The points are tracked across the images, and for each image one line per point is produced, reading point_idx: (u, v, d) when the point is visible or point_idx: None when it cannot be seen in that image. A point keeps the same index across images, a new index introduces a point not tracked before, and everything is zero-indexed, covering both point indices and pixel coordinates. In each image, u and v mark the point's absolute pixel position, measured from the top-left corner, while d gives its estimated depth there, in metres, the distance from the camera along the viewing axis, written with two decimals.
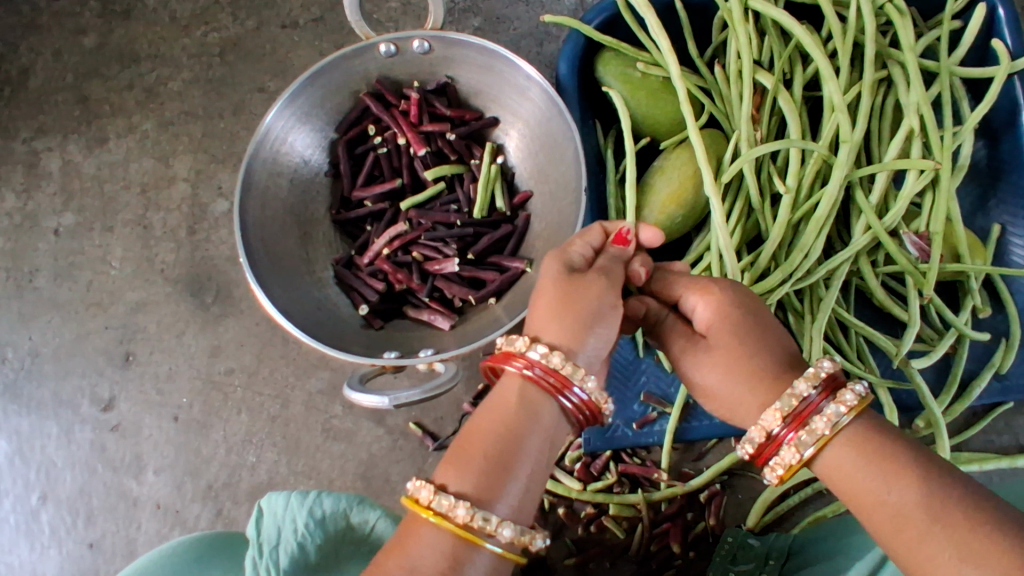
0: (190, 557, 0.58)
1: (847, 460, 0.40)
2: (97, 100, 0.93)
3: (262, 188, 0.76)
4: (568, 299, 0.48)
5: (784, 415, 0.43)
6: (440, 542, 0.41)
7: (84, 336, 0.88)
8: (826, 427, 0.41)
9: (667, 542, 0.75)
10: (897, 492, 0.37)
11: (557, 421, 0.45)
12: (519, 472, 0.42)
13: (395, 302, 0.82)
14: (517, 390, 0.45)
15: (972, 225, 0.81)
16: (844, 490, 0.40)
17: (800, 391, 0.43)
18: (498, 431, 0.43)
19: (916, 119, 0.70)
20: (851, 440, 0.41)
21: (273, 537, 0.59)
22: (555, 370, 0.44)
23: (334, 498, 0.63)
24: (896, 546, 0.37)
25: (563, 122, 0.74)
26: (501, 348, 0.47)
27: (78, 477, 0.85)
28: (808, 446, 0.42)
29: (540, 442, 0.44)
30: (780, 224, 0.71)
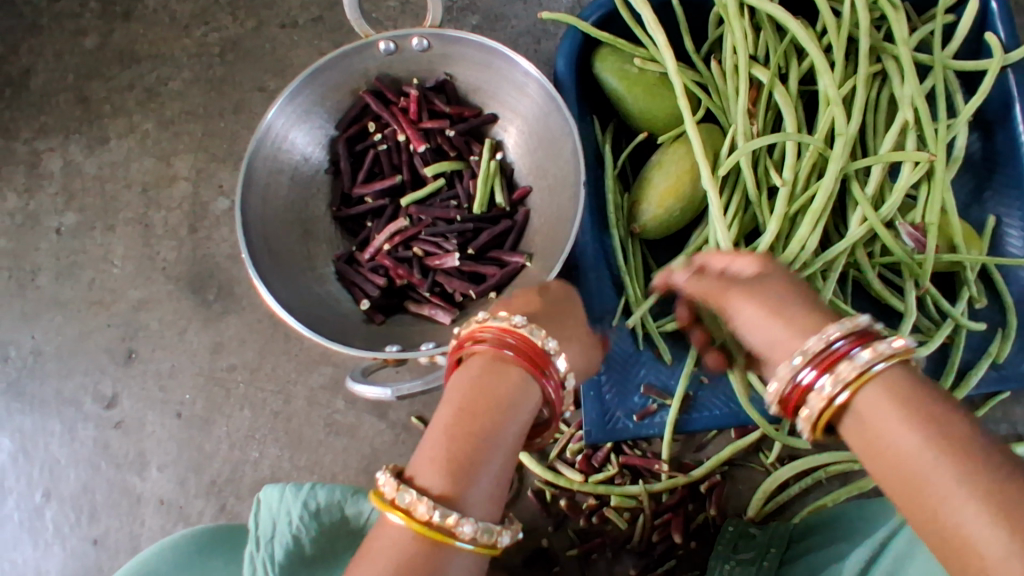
0: (196, 544, 0.59)
1: (875, 399, 0.41)
2: (98, 100, 0.94)
3: (263, 184, 0.77)
4: (562, 316, 0.54)
5: (817, 355, 0.43)
6: (396, 537, 0.42)
7: (87, 334, 0.88)
8: (855, 374, 0.42)
9: (669, 532, 0.75)
10: (914, 431, 0.37)
11: (525, 404, 0.46)
12: (480, 465, 0.43)
13: (396, 297, 0.82)
14: (494, 371, 0.46)
15: (967, 216, 0.81)
16: (866, 433, 0.40)
17: (832, 335, 0.43)
18: (463, 420, 0.43)
19: (910, 112, 0.71)
20: (884, 382, 0.41)
21: (268, 531, 0.60)
22: (534, 342, 0.47)
23: (329, 489, 0.62)
24: (905, 489, 0.37)
25: (562, 118, 0.75)
26: (481, 322, 0.48)
27: (81, 474, 0.85)
28: (838, 389, 0.42)
29: (503, 432, 0.44)
30: (777, 217, 0.72)
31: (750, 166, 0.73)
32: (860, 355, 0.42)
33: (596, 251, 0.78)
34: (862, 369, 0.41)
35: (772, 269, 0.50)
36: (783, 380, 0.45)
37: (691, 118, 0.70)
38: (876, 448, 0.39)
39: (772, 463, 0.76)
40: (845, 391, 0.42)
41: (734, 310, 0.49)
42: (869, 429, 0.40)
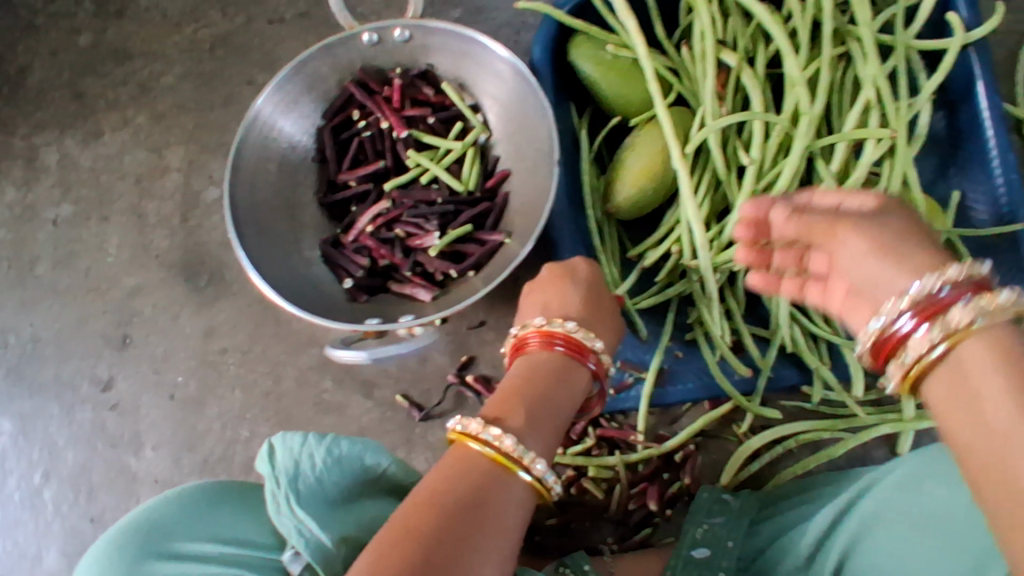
0: (202, 499, 0.62)
1: (982, 359, 0.36)
2: (93, 96, 0.97)
3: (252, 170, 0.81)
4: (597, 304, 0.59)
5: (912, 302, 0.39)
6: (477, 467, 0.47)
7: (83, 321, 0.91)
8: (959, 324, 0.37)
9: (645, 501, 0.77)
10: (1004, 406, 0.34)
11: (576, 386, 0.54)
12: (541, 427, 0.50)
13: (380, 278, 0.84)
14: (550, 358, 0.54)
15: (934, 192, 0.84)
16: (963, 398, 0.36)
17: (931, 282, 0.38)
18: (533, 394, 0.51)
19: (873, 91, 0.74)
20: (989, 341, 0.36)
21: (292, 470, 0.58)
22: (575, 339, 0.54)
23: (351, 442, 0.62)
24: (982, 472, 0.34)
25: (537, 101, 0.78)
26: (534, 327, 0.55)
27: (79, 454, 0.87)
28: (935, 344, 0.38)
29: (560, 404, 0.52)
30: (745, 193, 0.75)
31: (719, 146, 0.76)
32: (967, 302, 0.37)
33: (571, 230, 0.80)
34: (966, 321, 0.37)
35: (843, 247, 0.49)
36: (882, 329, 0.40)
37: (661, 101, 0.73)
38: (967, 395, 0.36)
39: (744, 433, 0.79)
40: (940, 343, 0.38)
41: (841, 246, 0.42)
42: (960, 397, 0.36)
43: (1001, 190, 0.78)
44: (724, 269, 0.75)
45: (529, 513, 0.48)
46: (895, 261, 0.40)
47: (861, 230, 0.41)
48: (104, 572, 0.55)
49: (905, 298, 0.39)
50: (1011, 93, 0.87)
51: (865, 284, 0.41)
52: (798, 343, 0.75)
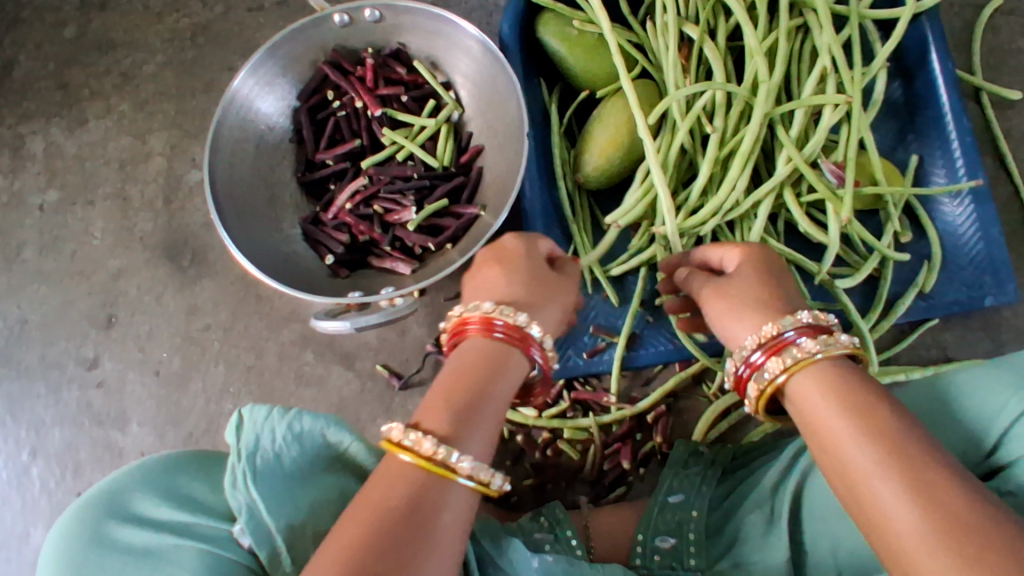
0: (170, 465, 0.64)
1: (816, 392, 0.49)
2: (77, 85, 0.99)
3: (230, 151, 0.83)
4: (541, 284, 0.56)
5: (764, 341, 0.52)
6: (405, 477, 0.46)
7: (70, 303, 0.93)
8: (794, 359, 0.50)
9: (619, 460, 0.80)
10: (855, 439, 0.45)
11: (518, 372, 0.52)
12: (477, 422, 0.49)
13: (360, 253, 0.87)
14: (485, 346, 0.52)
15: (893, 158, 0.86)
16: (823, 438, 0.47)
17: (780, 327, 0.51)
18: (467, 388, 0.50)
19: (828, 59, 0.77)
20: (820, 377, 0.49)
21: (251, 444, 0.59)
22: (518, 327, 0.52)
23: (316, 420, 0.62)
24: (852, 494, 0.45)
25: (506, 77, 0.81)
26: (471, 315, 0.53)
27: (66, 432, 0.89)
28: (779, 374, 0.51)
29: (499, 395, 0.51)
30: (708, 161, 0.77)
31: (683, 116, 0.78)
32: (800, 344, 0.51)
33: (543, 203, 0.83)
34: (799, 358, 0.50)
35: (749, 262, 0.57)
36: (746, 357, 0.53)
37: (626, 74, 0.75)
38: (832, 438, 0.46)
39: (714, 393, 0.81)
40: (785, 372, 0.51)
41: (711, 293, 0.57)
42: (815, 432, 0.48)
43: (957, 153, 0.81)
44: (690, 236, 0.79)
45: (467, 513, 0.47)
46: (755, 304, 0.54)
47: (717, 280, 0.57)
48: (67, 533, 0.57)
49: (751, 339, 0.53)
50: (966, 64, 0.90)
51: (725, 322, 0.56)
52: None
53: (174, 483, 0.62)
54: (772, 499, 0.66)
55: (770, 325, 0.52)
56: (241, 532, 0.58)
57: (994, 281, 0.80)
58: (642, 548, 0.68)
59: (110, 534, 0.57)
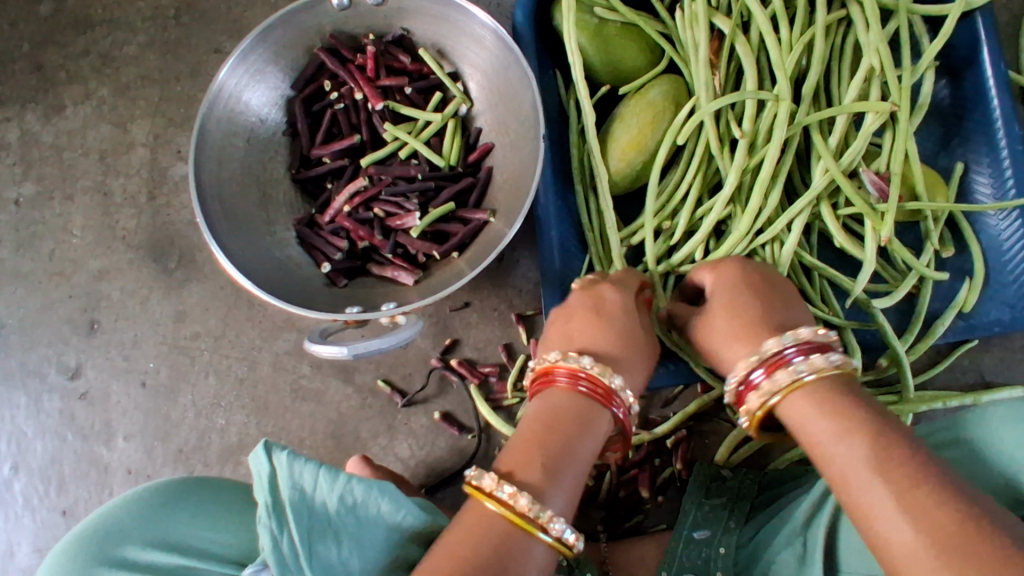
0: (170, 494, 0.58)
1: (806, 407, 0.48)
2: (53, 68, 0.92)
3: (218, 147, 0.76)
4: (622, 338, 0.56)
5: (761, 361, 0.51)
6: (495, 530, 0.46)
7: (49, 306, 0.87)
8: (788, 380, 0.49)
9: (635, 488, 0.76)
10: (845, 449, 0.45)
11: (604, 427, 0.52)
12: (566, 474, 0.49)
13: (359, 259, 0.80)
14: (570, 399, 0.52)
15: (936, 164, 0.80)
16: (815, 450, 0.47)
17: (779, 344, 0.50)
18: (557, 436, 0.50)
19: (875, 58, 0.70)
20: (809, 392, 0.49)
21: (297, 507, 0.52)
22: (603, 382, 0.52)
23: (366, 483, 0.53)
24: (844, 503, 0.45)
25: (520, 69, 0.74)
26: (549, 363, 0.54)
27: (49, 446, 0.84)
28: (774, 394, 0.50)
29: (589, 449, 0.51)
30: (737, 170, 0.71)
31: (711, 123, 0.71)
32: (797, 362, 0.49)
33: (558, 209, 0.77)
34: (792, 379, 0.49)
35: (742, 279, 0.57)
36: (739, 380, 0.52)
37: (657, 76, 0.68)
38: (823, 452, 0.46)
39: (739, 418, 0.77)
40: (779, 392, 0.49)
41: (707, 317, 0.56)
42: (810, 446, 0.48)
43: (1006, 162, 0.75)
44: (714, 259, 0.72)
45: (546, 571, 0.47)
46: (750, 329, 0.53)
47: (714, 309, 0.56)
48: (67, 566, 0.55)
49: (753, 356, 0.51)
50: (1015, 60, 0.83)
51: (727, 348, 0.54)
52: None
53: (174, 521, 0.57)
54: (803, 532, 0.60)
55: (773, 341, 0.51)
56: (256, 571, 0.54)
57: None
58: None
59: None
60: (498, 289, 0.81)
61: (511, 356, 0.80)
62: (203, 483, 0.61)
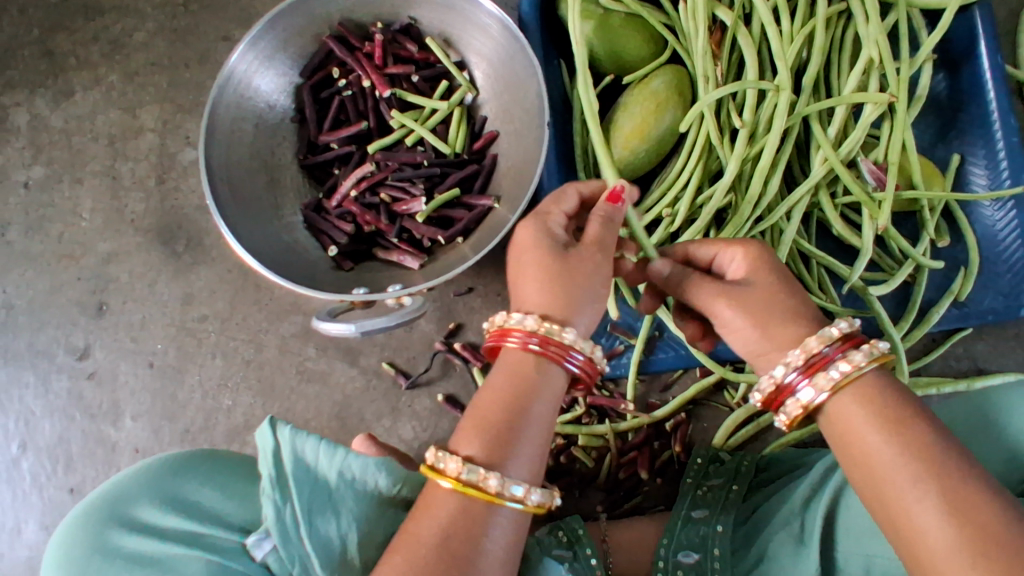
0: (175, 465, 0.60)
1: (849, 401, 0.46)
2: (63, 53, 0.93)
3: (227, 132, 0.77)
4: (557, 270, 0.49)
5: (802, 361, 0.47)
6: (449, 506, 0.46)
7: (58, 288, 0.88)
8: (836, 378, 0.46)
9: (635, 469, 0.77)
10: (889, 447, 0.43)
11: (558, 381, 0.49)
12: (522, 436, 0.47)
13: (365, 244, 0.82)
14: (519, 361, 0.48)
15: (933, 155, 0.81)
16: (849, 440, 0.45)
17: (821, 342, 0.47)
18: (504, 400, 0.47)
19: (875, 50, 0.71)
20: (852, 385, 0.46)
21: (298, 479, 0.53)
22: (553, 338, 0.48)
23: (364, 459, 0.55)
24: (876, 497, 0.43)
25: (525, 57, 0.75)
26: (499, 325, 0.50)
27: (57, 425, 0.85)
28: (822, 391, 0.47)
29: (545, 409, 0.48)
30: (738, 159, 0.72)
31: (713, 112, 0.72)
32: (843, 361, 0.46)
33: None
34: (842, 375, 0.46)
35: (761, 263, 0.51)
36: (778, 385, 0.48)
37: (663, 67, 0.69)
38: (858, 446, 0.45)
39: (736, 401, 0.78)
40: (828, 391, 0.46)
41: (721, 309, 0.50)
42: (841, 437, 0.46)
43: (1001, 154, 0.77)
44: None
45: (518, 530, 0.47)
46: (766, 326, 0.49)
47: (732, 299, 0.49)
48: (72, 537, 0.56)
49: (797, 355, 0.47)
50: (1012, 54, 0.84)
51: (745, 343, 0.50)
52: None
53: (184, 487, 0.59)
54: (802, 513, 0.62)
55: (780, 366, 0.48)
56: (256, 543, 0.55)
57: None
58: (663, 563, 0.65)
59: (116, 543, 0.55)
60: (502, 275, 0.83)
61: None
62: (208, 456, 0.62)
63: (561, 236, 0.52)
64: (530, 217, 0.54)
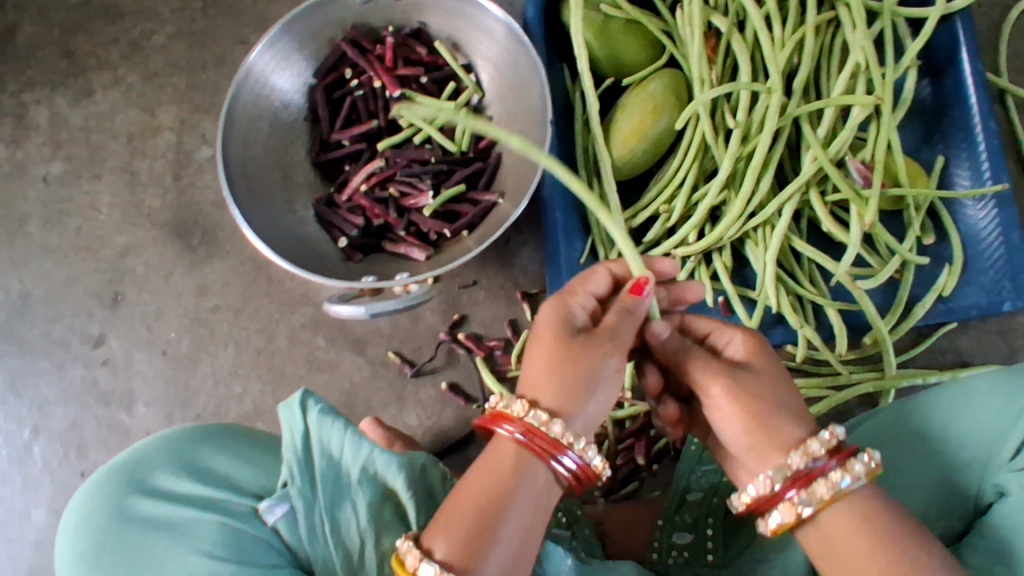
0: (194, 438, 0.63)
1: (852, 523, 0.45)
2: (83, 55, 0.97)
3: (243, 129, 0.81)
4: (568, 358, 0.46)
5: (792, 472, 0.47)
6: None
7: (74, 279, 0.91)
8: (822, 494, 0.46)
9: (632, 456, 0.80)
10: (887, 569, 0.43)
11: (546, 481, 0.46)
12: (505, 539, 0.43)
13: (373, 238, 0.85)
14: (511, 455, 0.45)
15: (919, 158, 0.85)
16: (848, 561, 0.45)
17: (810, 453, 0.47)
18: (484, 499, 0.44)
19: (861, 56, 0.75)
20: (853, 507, 0.46)
21: (323, 469, 0.56)
22: (549, 435, 0.45)
23: (389, 458, 0.57)
24: None
25: (530, 60, 0.79)
26: (495, 409, 0.47)
27: (71, 411, 0.88)
28: (806, 506, 0.46)
29: (529, 508, 0.45)
30: (731, 157, 0.75)
31: (708, 113, 0.76)
32: (836, 478, 0.46)
33: (563, 189, 0.81)
34: (829, 492, 0.46)
35: (759, 354, 0.51)
36: (768, 489, 0.48)
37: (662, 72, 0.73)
38: (856, 567, 0.44)
39: None
40: (815, 508, 0.46)
41: (714, 392, 0.49)
42: (840, 558, 0.45)
43: (983, 154, 0.80)
44: (709, 242, 0.77)
45: None
46: (761, 423, 0.47)
47: (731, 384, 0.48)
48: (93, 496, 0.59)
49: (794, 460, 0.47)
50: (993, 64, 0.88)
51: (732, 434, 0.49)
52: (784, 305, 0.78)
53: (200, 455, 0.62)
54: None
55: (765, 474, 0.48)
56: (268, 509, 0.57)
57: (1013, 287, 0.78)
58: (658, 545, 0.68)
59: (132, 507, 0.57)
60: (505, 269, 0.86)
61: (516, 332, 0.84)
62: (225, 432, 0.65)
63: (582, 323, 0.49)
64: (551, 296, 0.51)
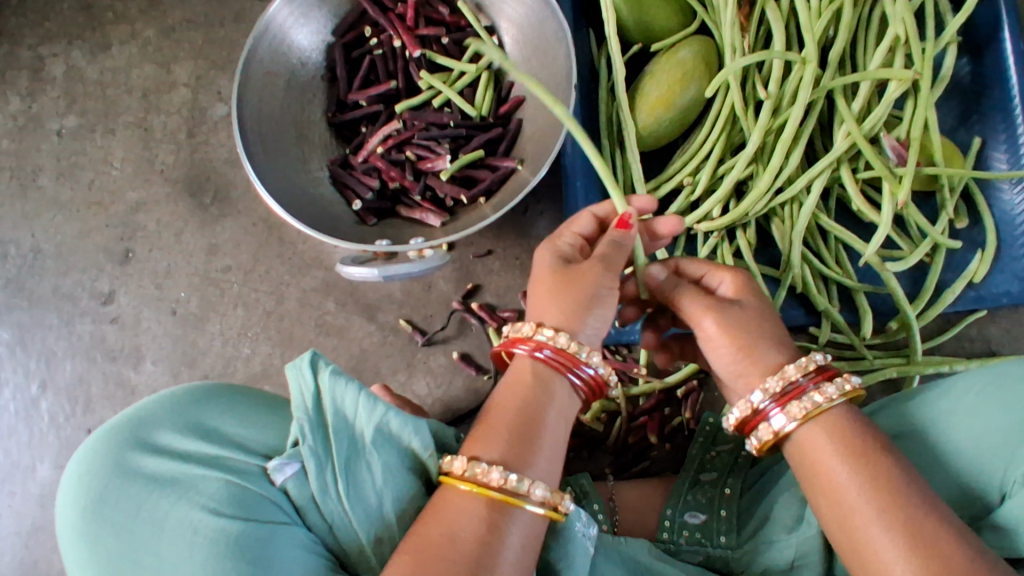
0: (199, 397, 0.62)
1: (822, 434, 0.49)
2: (101, 8, 0.95)
3: (260, 85, 0.79)
4: (567, 282, 0.51)
5: (778, 389, 0.50)
6: (473, 510, 0.46)
7: (85, 234, 0.90)
8: (808, 408, 0.49)
9: (644, 434, 0.79)
10: (851, 476, 0.46)
11: (568, 392, 0.51)
12: (540, 443, 0.49)
13: (388, 202, 0.83)
14: (534, 370, 0.51)
15: (954, 138, 0.82)
16: (815, 467, 0.48)
17: (797, 372, 0.50)
18: (518, 408, 0.49)
19: (901, 29, 0.71)
20: (826, 421, 0.49)
21: (335, 428, 0.54)
22: (563, 349, 0.50)
23: (403, 417, 0.55)
24: (840, 523, 0.46)
25: (555, 21, 0.76)
26: (510, 335, 0.53)
27: (78, 367, 0.87)
28: (792, 420, 0.50)
29: (556, 417, 0.50)
30: (761, 129, 0.72)
31: (738, 83, 0.73)
32: (816, 391, 0.49)
33: (585, 157, 0.78)
34: (817, 405, 0.49)
35: (748, 291, 0.54)
36: (752, 407, 0.51)
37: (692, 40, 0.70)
38: (822, 474, 0.48)
39: None
40: (800, 421, 0.49)
41: (703, 327, 0.53)
42: (811, 470, 0.49)
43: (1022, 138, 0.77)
44: (734, 217, 0.75)
45: (536, 539, 0.48)
46: (745, 352, 0.51)
47: (719, 319, 0.52)
48: (95, 452, 0.58)
49: (772, 381, 0.50)
50: None
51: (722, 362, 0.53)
52: (808, 284, 0.76)
53: (203, 415, 0.60)
54: None
55: (747, 399, 0.51)
56: (275, 470, 0.55)
57: None
58: (669, 523, 0.66)
59: (135, 464, 0.56)
60: (521, 239, 0.84)
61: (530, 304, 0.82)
62: (231, 392, 0.64)
63: (574, 258, 0.55)
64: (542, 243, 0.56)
